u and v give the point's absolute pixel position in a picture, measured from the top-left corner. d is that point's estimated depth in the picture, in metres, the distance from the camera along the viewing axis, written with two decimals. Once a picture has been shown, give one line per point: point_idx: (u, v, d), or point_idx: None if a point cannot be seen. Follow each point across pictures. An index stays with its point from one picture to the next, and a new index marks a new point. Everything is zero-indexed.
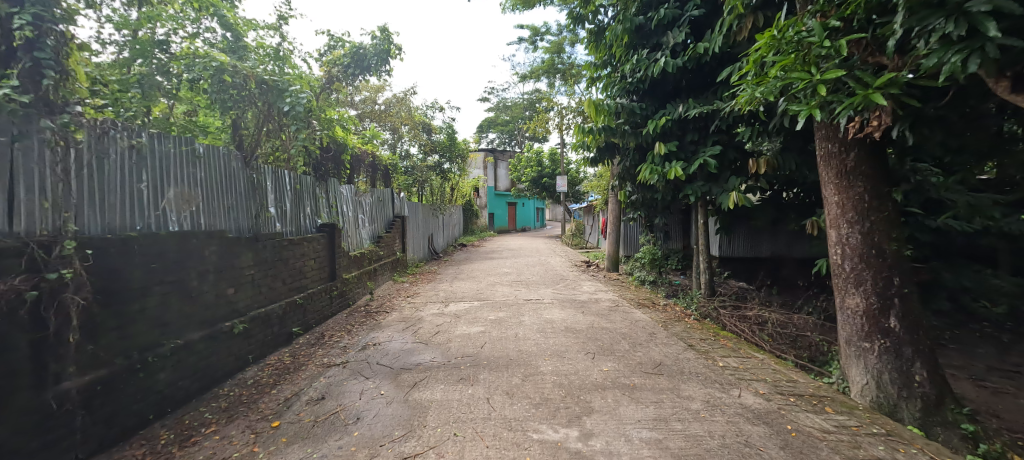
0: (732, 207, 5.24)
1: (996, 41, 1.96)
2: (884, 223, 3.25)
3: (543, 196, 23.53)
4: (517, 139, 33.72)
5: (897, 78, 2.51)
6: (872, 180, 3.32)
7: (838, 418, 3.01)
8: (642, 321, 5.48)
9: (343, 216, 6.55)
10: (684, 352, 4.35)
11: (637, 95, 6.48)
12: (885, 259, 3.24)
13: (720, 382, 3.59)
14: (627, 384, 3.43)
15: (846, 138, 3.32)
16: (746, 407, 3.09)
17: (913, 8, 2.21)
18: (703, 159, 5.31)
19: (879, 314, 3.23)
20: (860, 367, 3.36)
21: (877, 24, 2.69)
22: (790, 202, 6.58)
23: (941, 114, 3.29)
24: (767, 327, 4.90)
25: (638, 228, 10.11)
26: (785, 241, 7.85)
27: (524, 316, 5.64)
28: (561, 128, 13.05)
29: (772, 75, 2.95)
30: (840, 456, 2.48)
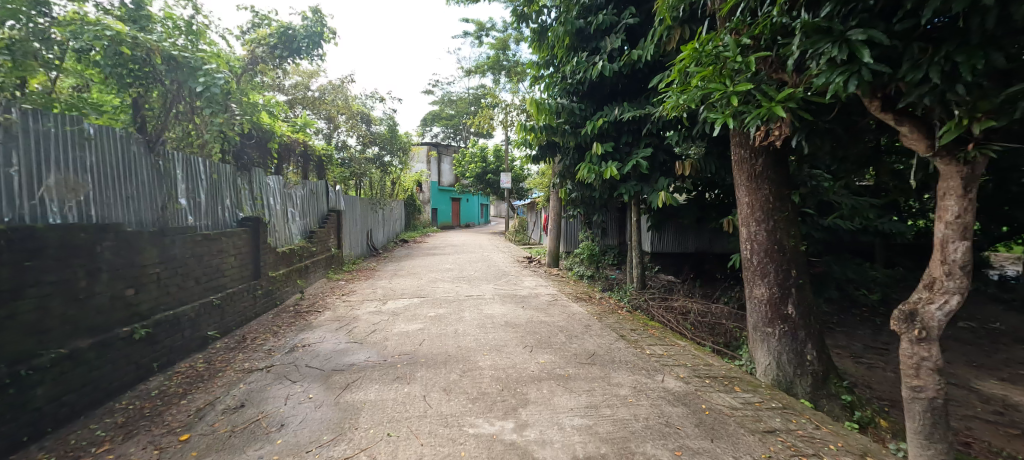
0: (661, 206, 5.58)
1: (869, 66, 2.28)
2: (785, 222, 3.69)
3: (487, 192, 23.53)
4: (461, 134, 33.38)
5: (794, 94, 2.83)
6: (776, 184, 3.74)
7: (744, 395, 3.35)
8: (578, 314, 5.70)
9: (268, 209, 6.09)
10: (615, 342, 4.60)
11: (577, 96, 6.68)
12: (785, 254, 3.68)
13: (646, 369, 3.85)
14: (563, 375, 3.55)
15: (756, 146, 3.70)
16: (668, 391, 3.34)
17: (808, 32, 2.50)
18: (636, 160, 5.61)
19: (780, 302, 3.66)
20: (764, 349, 3.76)
21: (780, 44, 3.01)
22: (712, 203, 7.15)
23: (830, 126, 3.74)
24: (690, 317, 5.31)
25: (577, 225, 10.49)
26: (708, 238, 8.51)
27: (465, 312, 5.62)
28: (504, 124, 13.11)
29: (694, 85, 3.20)
30: (745, 430, 2.77)
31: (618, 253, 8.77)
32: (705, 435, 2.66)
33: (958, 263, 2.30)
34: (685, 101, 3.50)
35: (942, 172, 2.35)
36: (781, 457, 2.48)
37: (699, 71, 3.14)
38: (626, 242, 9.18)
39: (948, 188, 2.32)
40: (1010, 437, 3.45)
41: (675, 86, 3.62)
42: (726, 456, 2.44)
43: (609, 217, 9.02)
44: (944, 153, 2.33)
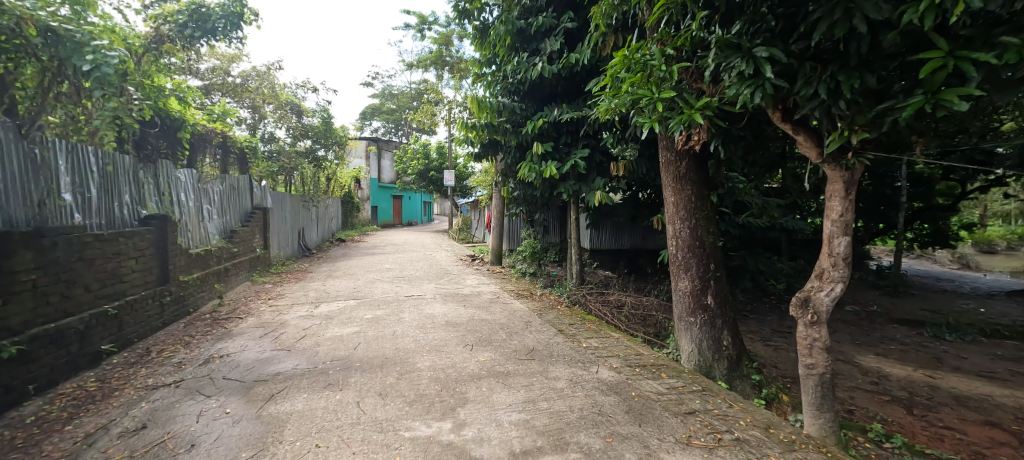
0: (597, 205, 5.81)
1: (771, 80, 2.54)
2: (704, 220, 4.03)
3: (430, 190, 23.06)
4: (403, 129, 32.42)
5: (711, 102, 3.09)
6: (697, 185, 4.07)
7: (669, 381, 3.59)
8: (520, 311, 5.78)
9: (180, 206, 5.51)
10: (554, 337, 4.72)
11: (518, 95, 6.75)
12: (705, 249, 4.03)
13: (582, 361, 4.00)
14: (502, 372, 3.58)
15: (680, 150, 3.99)
16: (602, 381, 3.51)
17: (722, 47, 2.74)
18: (574, 161, 5.78)
19: (701, 293, 3.98)
20: (687, 337, 4.05)
21: (700, 56, 3.26)
22: (646, 202, 7.53)
23: (742, 133, 4.12)
24: (624, 310, 5.58)
25: (520, 224, 10.67)
26: (642, 235, 8.95)
27: (404, 313, 5.48)
28: (447, 121, 12.93)
29: (624, 90, 3.37)
30: (668, 413, 2.99)
31: (558, 250, 8.99)
32: (634, 420, 2.83)
33: (841, 255, 2.65)
34: (616, 105, 3.68)
35: (830, 177, 2.70)
36: (699, 436, 2.71)
37: (629, 77, 3.30)
38: (567, 240, 9.35)
39: (834, 190, 2.67)
40: (883, 404, 4.03)
41: (608, 90, 3.79)
42: (652, 439, 2.62)
43: (551, 215, 9.15)
44: (830, 159, 2.68)
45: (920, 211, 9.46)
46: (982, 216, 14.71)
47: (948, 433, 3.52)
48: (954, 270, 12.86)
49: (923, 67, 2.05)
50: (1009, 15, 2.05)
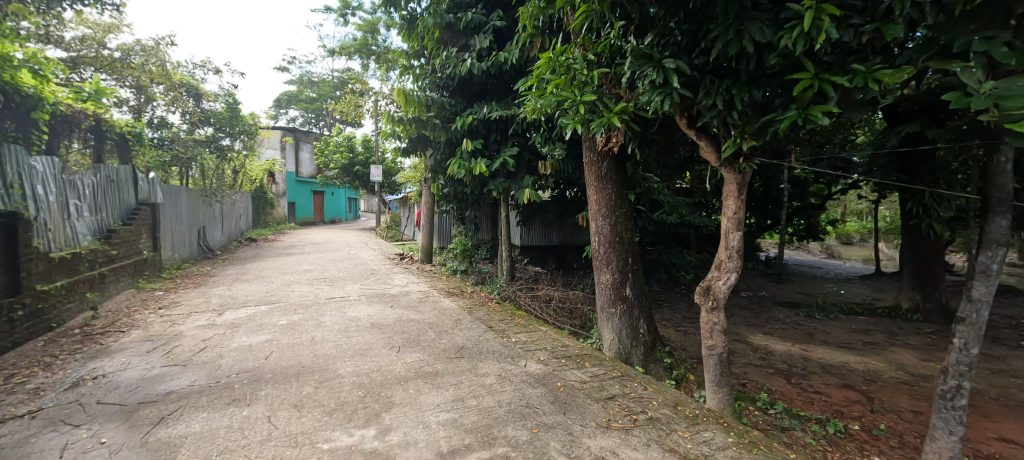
0: (526, 202, 5.88)
1: (678, 90, 2.79)
2: (623, 217, 4.34)
3: (354, 185, 21.91)
4: (325, 120, 30.41)
5: (627, 107, 3.31)
6: (617, 184, 4.36)
7: (592, 369, 3.80)
8: (449, 310, 5.72)
9: (36, 202, 4.65)
10: (484, 334, 4.75)
11: (447, 90, 6.65)
12: (624, 244, 4.32)
13: (511, 356, 4.08)
14: (431, 372, 3.53)
15: (602, 150, 4.25)
16: (529, 374, 3.61)
17: (636, 56, 2.94)
18: (503, 158, 5.83)
19: (621, 285, 4.27)
20: (608, 327, 4.32)
21: (617, 63, 3.48)
22: (572, 200, 7.83)
23: (656, 137, 4.46)
24: (552, 303, 5.77)
25: (451, 221, 10.56)
26: (570, 231, 9.27)
27: (325, 316, 5.17)
28: (373, 114, 12.35)
29: (550, 91, 3.47)
30: (590, 399, 3.17)
31: (489, 247, 9.02)
32: (559, 410, 2.96)
33: (735, 248, 3.04)
34: (542, 105, 3.78)
35: (726, 179, 3.07)
36: (618, 418, 2.90)
37: (554, 79, 3.41)
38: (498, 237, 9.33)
39: (729, 191, 3.08)
40: (770, 376, 4.62)
41: (534, 90, 3.88)
42: (575, 426, 2.75)
43: (482, 212, 9.10)
44: (726, 163, 3.05)
45: (799, 209, 10.94)
46: (844, 213, 17.43)
47: (817, 396, 4.15)
48: (824, 260, 15.09)
49: (796, 86, 2.40)
50: (858, 46, 2.46)
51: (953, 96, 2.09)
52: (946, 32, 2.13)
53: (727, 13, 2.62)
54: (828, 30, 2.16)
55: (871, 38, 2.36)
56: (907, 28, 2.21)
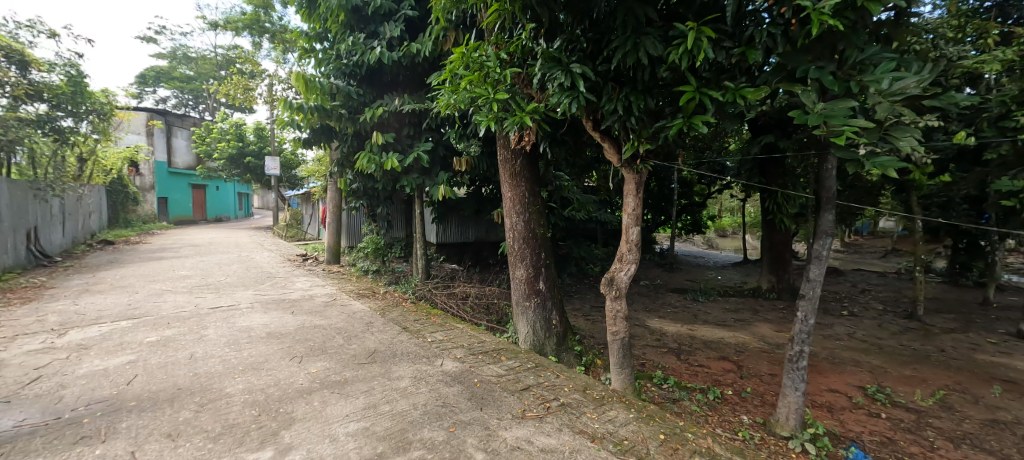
0: (441, 199, 5.73)
1: (583, 94, 2.98)
2: (536, 214, 4.57)
3: (245, 178, 19.73)
4: (206, 103, 26.78)
5: (538, 107, 3.45)
6: (529, 182, 4.57)
7: (508, 362, 3.93)
8: (359, 313, 5.44)
9: None
10: (398, 335, 4.62)
11: (355, 79, 6.29)
12: (537, 239, 4.57)
13: (427, 356, 4.04)
14: (339, 381, 3.35)
15: (515, 149, 4.43)
16: (445, 373, 3.61)
17: (545, 59, 3.08)
18: (417, 154, 5.64)
19: (535, 279, 4.50)
20: (524, 320, 4.52)
21: (529, 64, 3.61)
22: (489, 197, 7.90)
23: (566, 137, 4.72)
24: (469, 300, 5.81)
25: (360, 219, 10.10)
26: (485, 228, 9.30)
27: (209, 329, 4.59)
28: (268, 99, 11.19)
29: (463, 87, 3.46)
30: (506, 392, 3.28)
31: (403, 245, 8.72)
32: (476, 405, 3.01)
33: (634, 241, 3.36)
34: (455, 100, 3.76)
35: (626, 178, 3.38)
36: (532, 408, 3.04)
37: (467, 74, 3.41)
38: (413, 234, 9.09)
39: (628, 190, 3.39)
40: (664, 354, 5.16)
41: (447, 85, 3.85)
42: (492, 420, 2.83)
43: (396, 208, 8.78)
44: (626, 164, 3.36)
45: (687, 205, 12.30)
46: (721, 208, 19.99)
47: (700, 368, 4.75)
48: (707, 250, 17.14)
49: (681, 97, 2.72)
50: (729, 66, 2.87)
51: (796, 113, 2.55)
52: (791, 59, 2.59)
53: (625, 26, 2.86)
54: (705, 50, 2.49)
55: (738, 60, 2.76)
56: (765, 54, 2.63)
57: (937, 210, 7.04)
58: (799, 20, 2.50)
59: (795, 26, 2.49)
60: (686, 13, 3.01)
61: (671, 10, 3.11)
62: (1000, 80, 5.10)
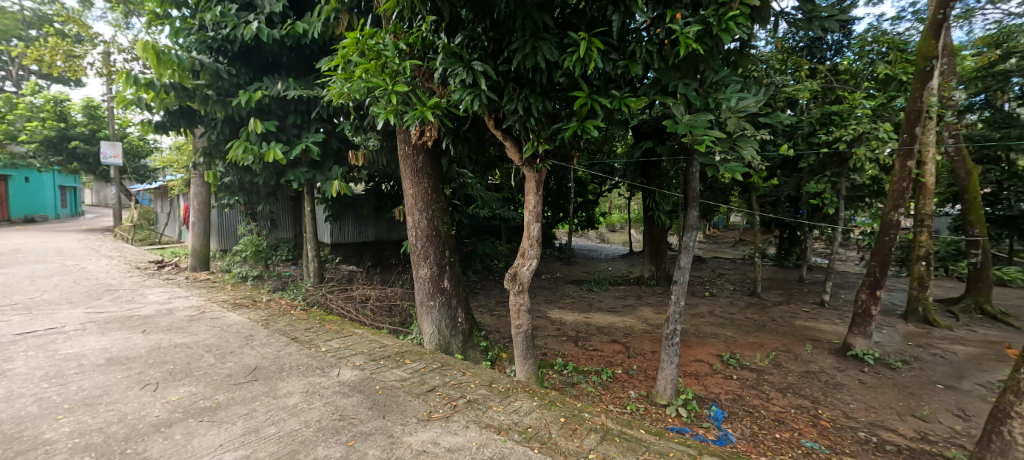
0: (335, 196, 5.28)
1: (485, 92, 3.02)
2: (439, 211, 4.54)
3: (70, 167, 15.97)
4: (6, 69, 20.97)
5: (440, 102, 3.40)
6: (432, 179, 4.52)
7: (412, 365, 3.84)
8: (235, 325, 4.79)
9: None
10: (286, 347, 4.19)
11: (225, 56, 5.49)
12: (440, 237, 4.54)
13: (321, 367, 3.74)
14: (210, 407, 2.92)
15: (417, 144, 4.33)
16: (342, 383, 3.39)
17: (446, 54, 3.04)
18: (305, 145, 5.11)
19: (439, 278, 4.48)
20: (429, 320, 4.47)
21: (429, 57, 3.54)
22: (389, 193, 7.49)
23: (468, 135, 4.72)
24: (368, 304, 5.51)
25: (236, 217, 8.95)
26: (386, 226, 8.84)
27: (19, 360, 3.63)
28: (104, 70, 9.18)
29: (357, 76, 3.25)
30: (410, 396, 3.21)
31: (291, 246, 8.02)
32: (377, 414, 2.89)
33: (534, 237, 3.54)
34: (349, 90, 3.51)
35: (526, 177, 3.54)
36: (438, 409, 3.02)
37: (362, 62, 3.20)
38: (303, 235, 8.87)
39: (528, 188, 3.55)
40: (563, 342, 5.50)
41: (339, 72, 3.58)
42: (395, 427, 2.74)
43: (282, 207, 8.49)
44: (526, 163, 3.51)
45: (582, 203, 13.19)
46: (611, 205, 21.86)
47: (595, 352, 5.16)
48: (600, 244, 18.61)
49: (576, 102, 2.92)
50: (615, 76, 3.15)
51: (669, 123, 2.91)
52: (665, 75, 2.94)
53: (523, 29, 2.95)
54: (595, 60, 2.70)
55: (623, 72, 3.05)
56: (644, 68, 2.94)
57: (771, 207, 8.62)
58: (671, 41, 2.85)
59: (667, 46, 2.83)
60: (579, 23, 3.24)
61: (565, 19, 3.33)
62: (811, 104, 6.45)
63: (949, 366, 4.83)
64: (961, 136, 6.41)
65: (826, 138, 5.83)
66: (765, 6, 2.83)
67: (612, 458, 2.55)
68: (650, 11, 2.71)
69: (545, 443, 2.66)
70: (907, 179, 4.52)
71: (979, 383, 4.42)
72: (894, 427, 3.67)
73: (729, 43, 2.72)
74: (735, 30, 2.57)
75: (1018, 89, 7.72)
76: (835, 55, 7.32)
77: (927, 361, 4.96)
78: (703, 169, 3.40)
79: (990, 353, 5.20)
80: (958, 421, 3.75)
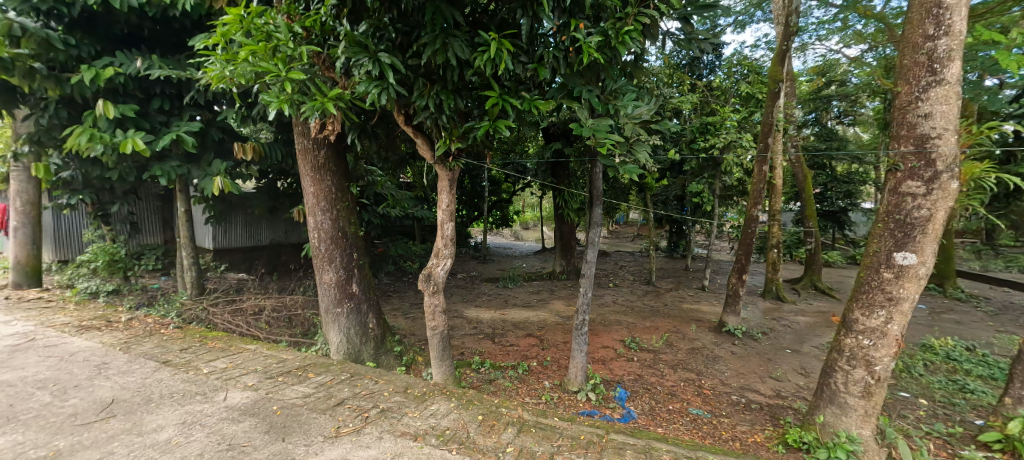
0: (217, 194, 4.60)
1: (393, 86, 2.89)
2: (344, 211, 4.23)
3: None
4: None
5: (342, 94, 3.15)
6: (335, 176, 4.19)
7: (316, 379, 3.53)
8: (84, 351, 3.92)
9: None
10: (157, 373, 3.55)
11: (57, 21, 4.44)
12: (346, 239, 4.24)
13: (202, 392, 3.24)
14: (45, 457, 2.35)
15: (317, 138, 3.97)
16: (231, 408, 2.99)
17: (348, 41, 2.82)
18: (175, 134, 4.35)
19: (346, 282, 4.18)
20: (335, 328, 4.15)
21: (330, 45, 3.25)
22: (287, 192, 6.65)
23: (375, 130, 4.47)
24: (263, 315, 4.93)
25: (82, 218, 7.29)
26: (283, 229, 8.11)
27: None
28: None
29: (242, 57, 2.86)
30: (315, 412, 2.95)
31: (159, 253, 6.94)
32: (276, 438, 2.61)
33: (449, 237, 3.50)
34: (232, 73, 3.08)
35: (439, 175, 3.50)
36: (348, 423, 2.83)
37: (247, 43, 2.82)
38: (174, 240, 7.68)
39: (443, 187, 3.50)
40: (481, 340, 5.53)
41: (218, 52, 3.12)
42: (298, 449, 2.51)
43: (145, 207, 7.30)
44: (440, 162, 3.46)
45: (495, 202, 13.39)
46: (524, 204, 22.57)
47: (512, 348, 5.29)
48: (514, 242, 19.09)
49: (487, 101, 2.95)
50: (524, 79, 3.24)
51: (575, 126, 3.10)
52: (570, 81, 3.12)
53: (432, 23, 2.88)
54: (505, 61, 2.75)
55: (532, 75, 3.16)
56: (552, 73, 3.08)
57: (662, 205, 9.68)
58: (575, 49, 3.02)
59: (572, 53, 2.99)
60: (489, 24, 3.27)
61: (475, 17, 3.32)
62: (692, 114, 7.38)
63: (794, 334, 5.92)
64: (799, 146, 7.87)
65: (704, 145, 6.85)
66: (654, 25, 3.15)
67: (529, 449, 2.64)
68: (556, 19, 2.84)
69: (463, 443, 2.66)
70: (763, 181, 5.43)
71: (813, 346, 5.49)
72: (757, 388, 4.40)
73: (625, 55, 2.98)
74: (630, 44, 2.83)
75: (836, 110, 10.32)
76: (710, 73, 8.48)
77: (779, 331, 6.02)
78: (605, 170, 3.68)
79: (821, 321, 6.49)
80: (801, 378, 4.64)
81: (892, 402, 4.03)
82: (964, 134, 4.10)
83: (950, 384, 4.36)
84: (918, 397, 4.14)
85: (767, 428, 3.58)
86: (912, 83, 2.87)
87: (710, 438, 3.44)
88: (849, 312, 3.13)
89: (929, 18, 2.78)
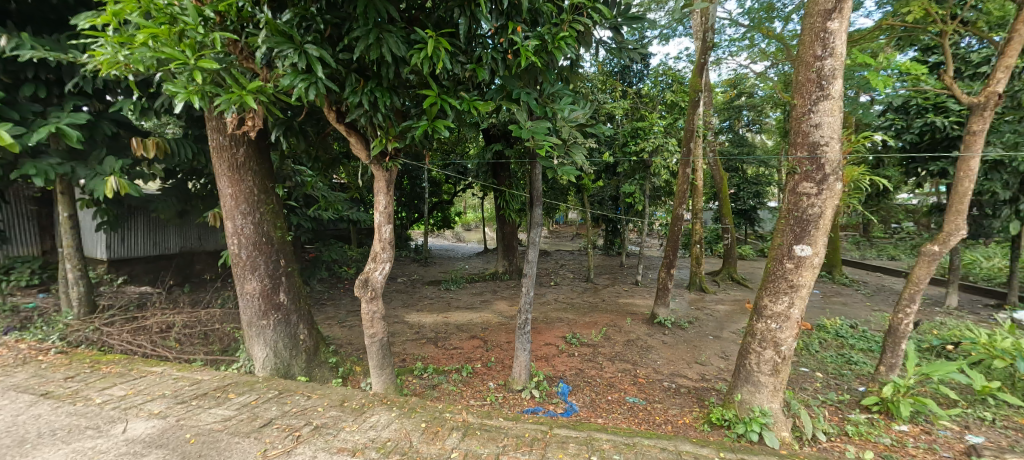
0: (110, 196, 3.99)
1: (323, 80, 2.68)
2: (268, 214, 3.89)
3: None
4: None
5: (265, 87, 2.88)
6: (257, 176, 3.83)
7: (238, 399, 3.20)
8: None
9: None
10: (35, 408, 3.00)
11: None
12: (272, 244, 3.90)
13: (95, 426, 2.79)
14: None
15: (235, 135, 3.61)
16: (132, 441, 2.61)
17: (271, 30, 2.58)
18: (54, 126, 3.70)
19: (272, 292, 3.85)
20: (260, 343, 3.80)
21: (248, 32, 2.95)
22: (198, 193, 5.98)
23: (303, 127, 4.17)
24: (171, 333, 4.38)
25: None
26: (196, 235, 7.28)
27: None
28: None
29: (139, 41, 2.48)
30: (238, 437, 2.68)
31: (36, 266, 5.95)
32: None
33: (387, 240, 3.37)
34: (127, 59, 2.67)
35: (375, 176, 3.35)
36: (276, 445, 2.60)
37: (145, 25, 2.46)
38: (55, 249, 6.63)
39: (379, 189, 3.35)
40: (423, 345, 5.38)
41: (109, 33, 2.69)
42: None
43: (16, 212, 6.17)
44: (375, 162, 3.31)
45: (436, 203, 13.16)
46: (465, 205, 22.44)
47: (456, 351, 5.22)
48: (455, 243, 18.91)
49: (425, 101, 2.86)
50: (463, 79, 3.20)
51: (514, 127, 3.13)
52: (509, 83, 3.15)
53: (366, 17, 2.73)
54: (443, 60, 2.70)
55: (470, 76, 3.12)
56: (490, 74, 3.07)
57: (598, 205, 10.15)
58: (513, 52, 3.05)
59: (510, 56, 3.01)
60: (425, 21, 3.19)
61: (411, 14, 3.22)
62: (624, 119, 7.80)
63: (716, 322, 6.51)
64: (716, 151, 8.68)
65: (635, 148, 7.29)
66: (587, 33, 3.28)
67: (474, 452, 2.62)
68: (494, 21, 2.83)
69: (406, 453, 2.57)
70: (686, 183, 5.89)
71: (731, 331, 6.07)
72: (685, 374, 4.77)
73: (561, 60, 3.06)
74: (565, 49, 2.91)
75: (746, 119, 11.78)
76: (640, 81, 9.05)
77: (703, 320, 6.58)
78: (545, 171, 3.76)
79: (737, 308, 7.19)
80: (722, 361, 5.12)
81: (796, 377, 4.57)
82: (846, 142, 4.77)
83: (839, 358, 5.06)
84: (815, 371, 4.75)
85: (695, 410, 3.89)
86: (805, 97, 3.29)
87: (645, 423, 3.67)
88: (760, 299, 3.49)
89: (818, 40, 3.19)
